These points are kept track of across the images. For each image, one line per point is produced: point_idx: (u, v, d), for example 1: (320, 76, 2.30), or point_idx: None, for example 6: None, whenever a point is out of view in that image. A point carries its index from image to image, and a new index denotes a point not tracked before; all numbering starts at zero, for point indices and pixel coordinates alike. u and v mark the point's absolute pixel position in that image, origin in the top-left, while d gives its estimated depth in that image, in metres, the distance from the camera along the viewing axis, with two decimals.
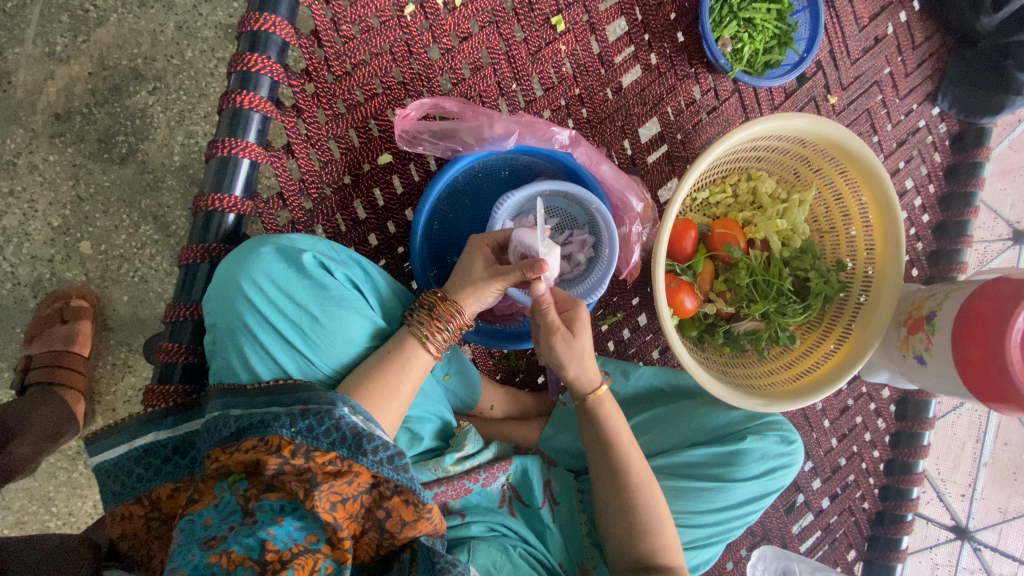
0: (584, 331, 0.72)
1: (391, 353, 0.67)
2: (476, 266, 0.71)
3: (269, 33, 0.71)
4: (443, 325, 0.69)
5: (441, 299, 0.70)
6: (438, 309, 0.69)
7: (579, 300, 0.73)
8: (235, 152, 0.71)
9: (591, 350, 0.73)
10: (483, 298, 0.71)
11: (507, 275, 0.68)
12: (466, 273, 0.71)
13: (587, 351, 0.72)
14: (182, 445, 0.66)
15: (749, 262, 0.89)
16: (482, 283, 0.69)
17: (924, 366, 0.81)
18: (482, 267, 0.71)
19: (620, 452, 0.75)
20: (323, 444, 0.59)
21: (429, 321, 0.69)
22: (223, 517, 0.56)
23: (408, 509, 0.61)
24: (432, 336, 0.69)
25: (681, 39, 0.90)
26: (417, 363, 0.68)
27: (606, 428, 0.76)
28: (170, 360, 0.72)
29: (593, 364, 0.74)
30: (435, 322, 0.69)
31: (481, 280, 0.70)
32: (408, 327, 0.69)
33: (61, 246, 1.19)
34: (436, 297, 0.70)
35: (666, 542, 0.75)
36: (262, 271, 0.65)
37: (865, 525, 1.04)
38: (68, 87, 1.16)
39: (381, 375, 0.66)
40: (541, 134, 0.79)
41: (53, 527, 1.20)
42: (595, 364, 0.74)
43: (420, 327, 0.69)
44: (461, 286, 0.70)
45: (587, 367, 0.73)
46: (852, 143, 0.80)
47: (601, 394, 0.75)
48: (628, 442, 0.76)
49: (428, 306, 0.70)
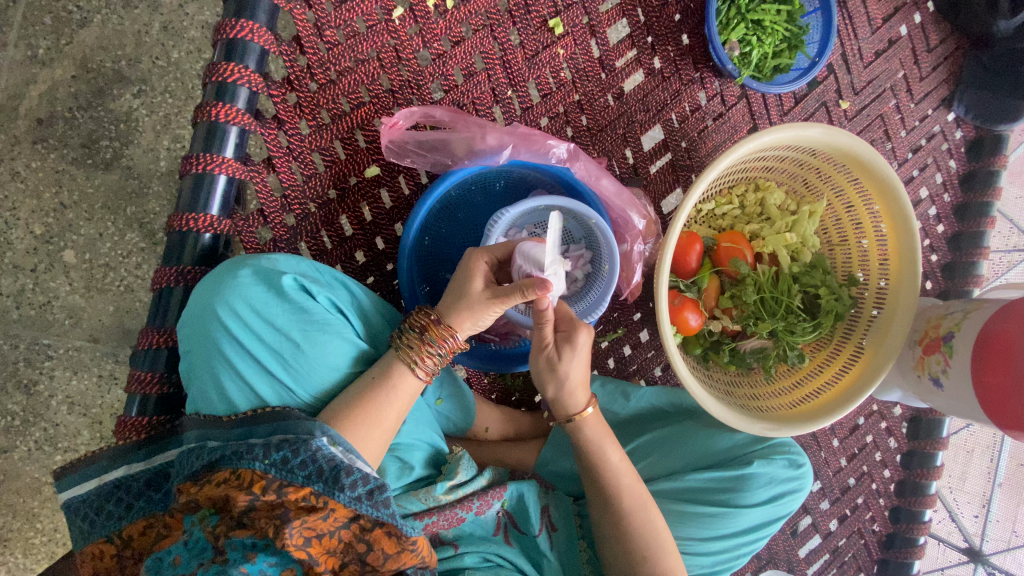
0: (576, 355, 0.69)
1: (377, 380, 0.64)
2: (473, 284, 0.65)
3: (247, 41, 0.66)
4: (433, 350, 0.65)
5: (433, 321, 0.65)
6: (429, 333, 0.65)
7: (575, 321, 0.70)
8: (211, 168, 0.67)
9: (580, 374, 0.71)
10: (479, 321, 0.67)
11: (507, 296, 0.63)
12: (463, 289, 0.66)
13: (575, 376, 0.70)
14: (156, 478, 0.63)
15: (756, 278, 0.84)
16: (480, 306, 0.65)
17: (940, 389, 0.77)
18: (481, 286, 0.66)
19: (609, 480, 0.72)
20: (298, 478, 0.56)
21: (419, 345, 0.65)
22: (193, 555, 0.52)
23: (390, 541, 0.57)
24: (422, 361, 0.65)
25: (686, 42, 0.85)
26: (404, 389, 0.64)
27: (588, 457, 0.72)
28: (143, 391, 0.68)
29: (583, 387, 0.71)
30: (425, 347, 0.65)
31: (478, 303, 0.65)
32: (396, 350, 0.65)
33: (45, 256, 1.15)
34: (428, 318, 0.66)
35: (667, 568, 0.71)
36: (240, 296, 0.61)
37: (875, 547, 1.00)
38: (51, 90, 1.12)
39: (363, 404, 0.62)
40: (537, 147, 0.75)
41: (38, 544, 1.17)
42: (583, 388, 0.71)
43: (409, 352, 0.65)
44: (456, 309, 0.65)
45: (573, 390, 0.71)
46: (866, 154, 0.75)
47: (586, 417, 0.72)
48: (620, 462, 0.72)
49: (419, 328, 0.65)
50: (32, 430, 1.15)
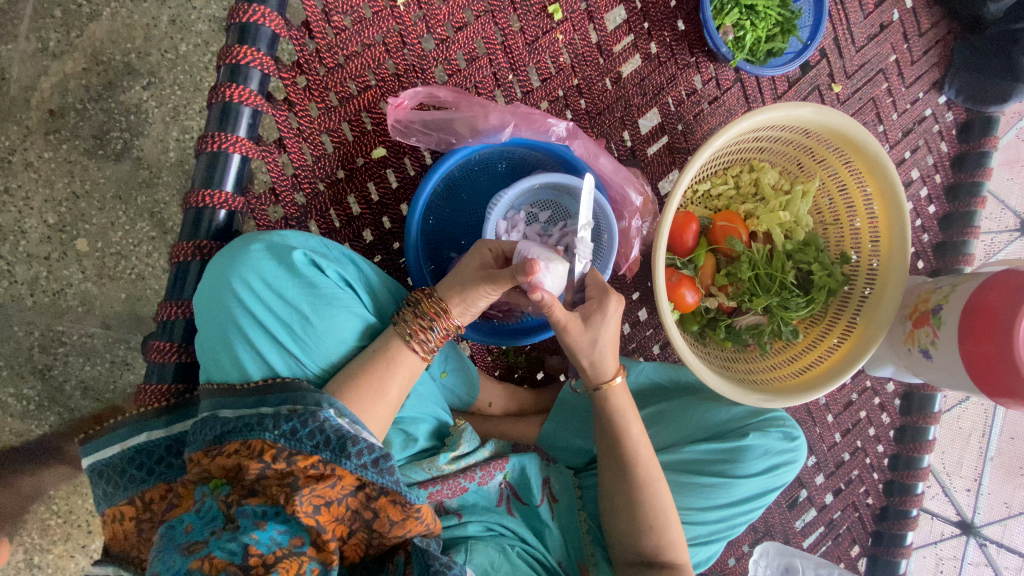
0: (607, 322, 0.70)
1: (377, 352, 0.66)
2: (471, 267, 0.69)
3: (259, 24, 0.69)
4: (427, 325, 0.67)
5: (426, 295, 0.69)
6: (422, 308, 0.68)
7: (607, 289, 0.70)
8: (225, 147, 0.69)
9: (609, 341, 0.71)
10: (471, 300, 0.69)
11: (499, 277, 0.65)
12: (462, 273, 0.69)
13: (604, 338, 0.70)
14: (174, 445, 0.66)
15: (750, 256, 0.88)
16: (471, 283, 0.68)
17: (929, 360, 0.80)
18: (478, 265, 0.70)
19: (625, 449, 0.74)
20: (306, 447, 0.58)
21: (412, 319, 0.68)
22: (205, 523, 0.56)
23: (395, 509, 0.60)
24: (418, 335, 0.67)
25: (681, 27, 0.88)
26: (402, 363, 0.67)
27: (606, 425, 0.74)
28: (162, 360, 0.71)
29: (614, 356, 0.73)
30: (419, 322, 0.67)
31: (472, 280, 0.68)
32: (395, 326, 0.68)
33: (58, 244, 1.18)
34: (423, 294, 0.69)
35: (669, 539, 0.74)
36: (252, 270, 0.64)
37: (868, 520, 1.03)
38: (62, 83, 1.15)
39: (364, 377, 0.65)
40: (538, 126, 0.78)
41: (54, 525, 1.21)
42: (612, 356, 0.73)
43: (404, 326, 0.68)
44: (450, 286, 0.69)
45: (604, 357, 0.72)
46: (855, 133, 0.78)
47: (616, 385, 0.73)
48: (640, 435, 0.75)
49: (414, 304, 0.69)
50: (47, 414, 1.19)
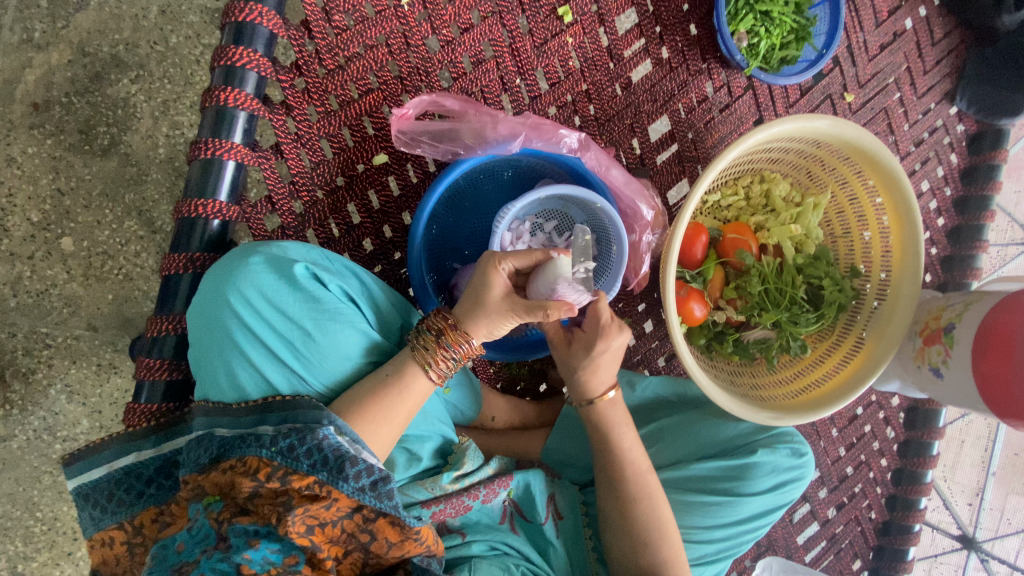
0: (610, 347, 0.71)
1: (390, 378, 0.63)
2: (494, 293, 0.64)
3: (256, 24, 0.66)
4: (448, 354, 0.64)
5: (450, 325, 0.65)
6: (446, 337, 0.64)
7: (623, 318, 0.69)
8: (220, 154, 0.67)
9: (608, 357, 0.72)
10: (496, 330, 0.67)
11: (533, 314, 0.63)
12: (485, 301, 0.64)
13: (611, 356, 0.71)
14: (165, 465, 0.64)
15: (761, 268, 0.86)
16: (499, 315, 0.65)
17: (940, 378, 0.78)
18: (501, 294, 0.65)
19: (618, 460, 0.73)
20: (303, 466, 0.55)
21: (435, 348, 0.64)
22: (196, 542, 0.53)
23: (393, 530, 0.57)
24: (437, 363, 0.64)
25: (694, 32, 0.85)
26: (416, 390, 0.64)
27: (597, 432, 0.74)
28: (152, 378, 0.68)
29: (613, 366, 0.73)
30: (441, 350, 0.64)
31: (497, 311, 0.65)
32: (412, 350, 0.65)
33: (42, 243, 1.13)
34: (445, 321, 0.65)
35: (669, 556, 0.72)
36: (250, 283, 0.61)
37: (871, 534, 1.02)
38: (47, 75, 1.10)
39: (377, 402, 0.62)
40: (549, 137, 0.75)
41: (38, 533, 1.17)
42: (606, 370, 0.73)
43: (424, 353, 0.64)
44: (476, 313, 0.65)
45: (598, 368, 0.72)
46: (872, 146, 0.76)
47: (605, 400, 0.74)
48: (630, 446, 0.74)
49: (436, 330, 0.65)
50: (31, 419, 1.14)
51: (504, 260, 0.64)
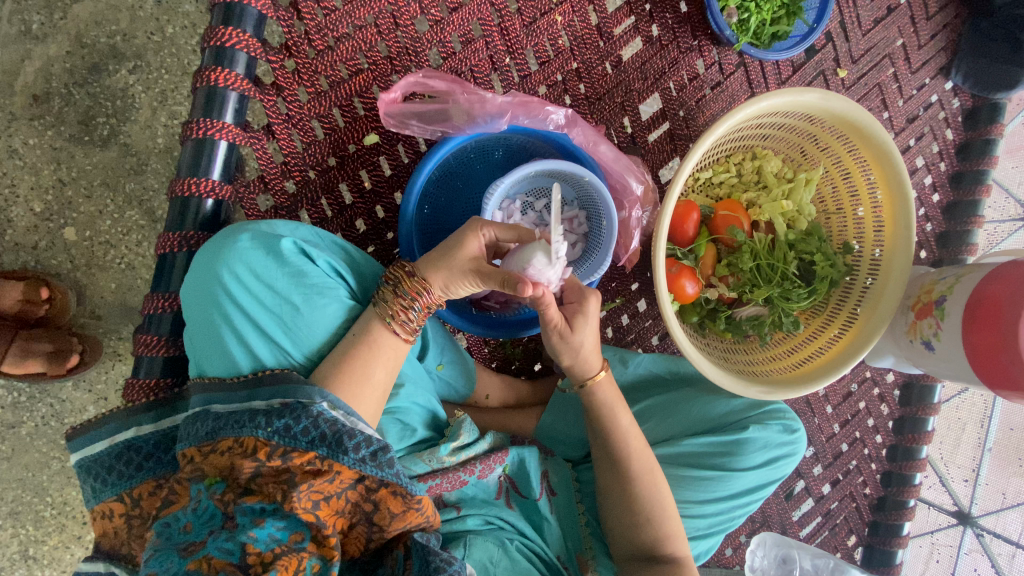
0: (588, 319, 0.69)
1: (357, 337, 0.63)
2: (460, 250, 0.64)
3: (245, 5, 0.68)
4: (408, 304, 0.64)
5: (408, 274, 0.65)
6: (404, 286, 0.64)
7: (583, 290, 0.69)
8: (212, 134, 0.68)
9: (592, 343, 0.70)
10: (453, 286, 0.66)
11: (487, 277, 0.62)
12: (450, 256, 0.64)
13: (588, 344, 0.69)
14: (165, 440, 0.65)
15: (752, 245, 0.86)
16: (459, 272, 0.64)
17: (931, 352, 0.79)
18: (468, 252, 0.64)
19: (618, 442, 0.73)
20: (301, 444, 0.56)
21: (393, 298, 0.64)
22: (203, 522, 0.54)
23: (395, 500, 0.58)
24: (399, 316, 0.64)
25: (684, 9, 0.85)
26: (384, 347, 0.64)
27: (595, 417, 0.74)
28: (151, 354, 0.70)
29: (594, 352, 0.71)
30: (400, 301, 0.64)
31: (460, 268, 0.64)
32: (374, 307, 0.65)
33: (45, 233, 1.14)
34: (403, 271, 0.65)
35: (667, 531, 0.73)
36: (239, 260, 0.62)
37: (866, 510, 1.03)
38: (46, 66, 1.11)
39: (349, 362, 0.62)
40: (536, 114, 0.75)
41: (48, 517, 1.19)
42: (595, 354, 0.71)
43: (385, 306, 0.64)
44: (435, 264, 0.64)
45: (585, 357, 0.71)
46: (861, 119, 0.76)
47: (599, 380, 0.72)
48: (628, 426, 0.73)
49: (394, 281, 0.65)
50: (39, 406, 1.17)
51: (486, 227, 0.65)
